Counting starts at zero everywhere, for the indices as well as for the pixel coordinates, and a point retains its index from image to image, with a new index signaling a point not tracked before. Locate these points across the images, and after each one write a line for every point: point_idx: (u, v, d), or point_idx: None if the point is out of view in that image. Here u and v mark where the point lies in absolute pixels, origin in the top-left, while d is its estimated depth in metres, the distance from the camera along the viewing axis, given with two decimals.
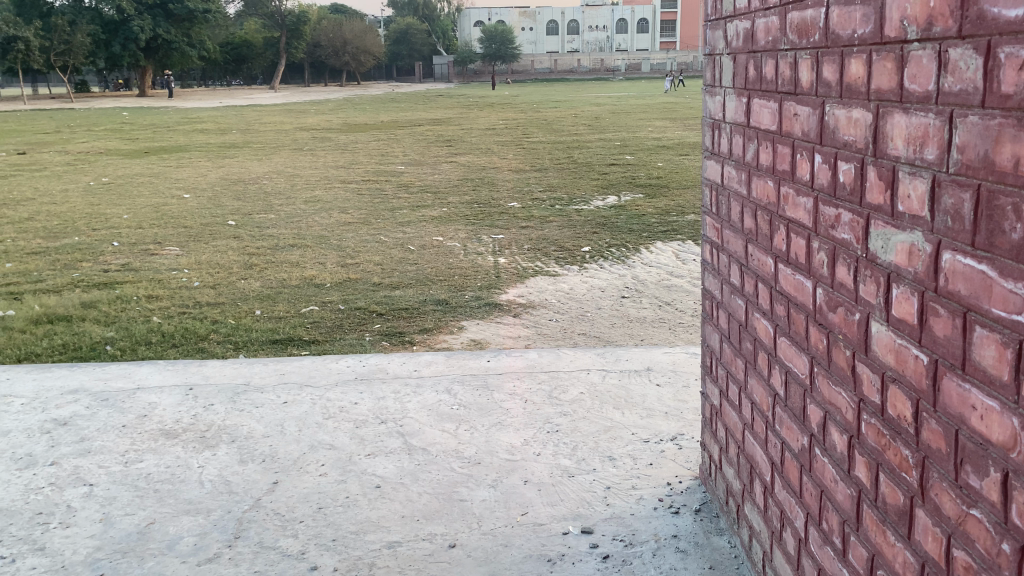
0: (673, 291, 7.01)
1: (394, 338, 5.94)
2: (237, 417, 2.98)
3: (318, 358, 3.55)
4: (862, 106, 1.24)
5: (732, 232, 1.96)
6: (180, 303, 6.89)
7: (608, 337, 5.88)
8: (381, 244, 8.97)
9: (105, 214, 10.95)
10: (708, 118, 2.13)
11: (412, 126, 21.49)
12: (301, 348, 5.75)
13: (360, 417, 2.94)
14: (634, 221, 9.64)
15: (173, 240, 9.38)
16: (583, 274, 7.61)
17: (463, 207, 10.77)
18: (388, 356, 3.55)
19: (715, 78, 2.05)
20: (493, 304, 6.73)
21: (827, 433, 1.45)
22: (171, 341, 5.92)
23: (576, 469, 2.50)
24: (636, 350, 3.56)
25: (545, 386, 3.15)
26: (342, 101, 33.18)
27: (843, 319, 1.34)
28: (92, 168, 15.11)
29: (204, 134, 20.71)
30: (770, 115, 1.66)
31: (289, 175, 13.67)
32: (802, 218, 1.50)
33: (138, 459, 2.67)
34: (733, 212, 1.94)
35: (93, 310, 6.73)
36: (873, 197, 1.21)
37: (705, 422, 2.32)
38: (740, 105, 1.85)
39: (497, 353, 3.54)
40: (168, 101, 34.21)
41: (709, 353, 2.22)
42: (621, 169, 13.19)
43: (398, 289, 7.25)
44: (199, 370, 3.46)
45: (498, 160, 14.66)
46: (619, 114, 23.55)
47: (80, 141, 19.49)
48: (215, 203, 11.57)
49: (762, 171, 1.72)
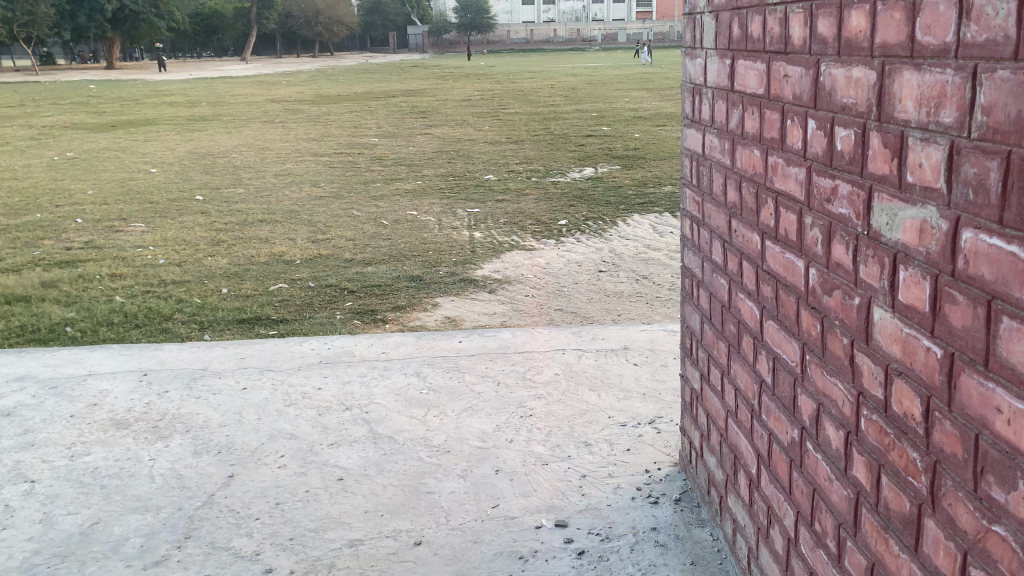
0: (651, 264, 6.89)
1: (366, 317, 5.78)
2: (193, 406, 2.82)
3: (281, 340, 3.39)
4: (865, 64, 1.09)
5: (714, 206, 1.82)
6: (144, 282, 6.67)
7: (586, 313, 5.76)
8: (353, 219, 8.75)
9: (69, 189, 10.64)
10: (687, 82, 1.98)
11: (387, 98, 21.14)
12: (269, 327, 5.57)
13: (323, 404, 2.79)
14: (611, 193, 9.50)
15: (139, 216, 9.11)
16: (560, 248, 7.47)
17: (438, 180, 10.57)
18: (354, 337, 3.39)
19: (694, 39, 1.90)
20: (468, 280, 6.57)
21: (820, 427, 1.32)
22: (134, 322, 5.71)
23: (550, 457, 2.37)
24: (613, 327, 3.43)
25: (519, 367, 3.02)
26: (315, 73, 32.62)
27: (841, 303, 1.21)
28: (56, 142, 14.69)
29: (172, 107, 20.24)
30: (756, 78, 1.51)
31: (259, 148, 13.36)
32: (793, 191, 1.35)
33: (84, 452, 2.51)
34: (715, 184, 1.80)
35: (53, 290, 6.49)
36: (877, 168, 1.07)
37: (684, 405, 2.19)
38: (722, 67, 1.70)
39: (469, 333, 3.40)
40: (136, 73, 33.40)
41: (688, 334, 2.09)
42: (598, 140, 13.03)
43: (370, 265, 7.07)
44: (155, 354, 3.29)
45: (473, 132, 14.42)
46: (595, 85, 23.32)
47: (45, 114, 18.96)
48: (183, 177, 11.29)
49: (748, 140, 1.58)
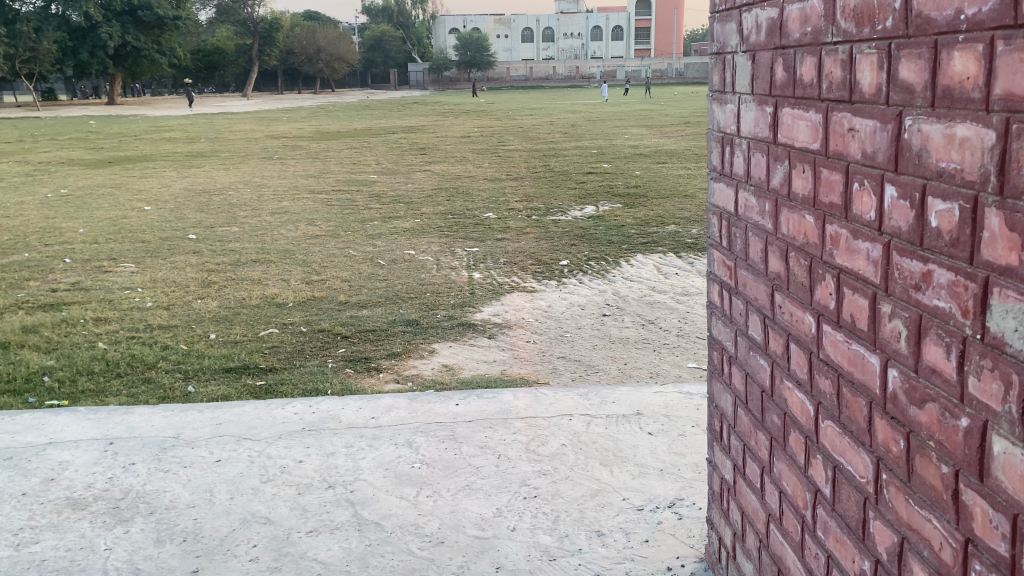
0: (656, 308, 6.64)
1: (359, 364, 5.50)
2: (161, 481, 2.54)
3: (262, 403, 3.12)
4: (975, 121, 0.85)
5: (751, 275, 1.57)
6: (130, 327, 6.41)
7: (589, 361, 5.49)
8: (349, 259, 8.51)
9: (59, 227, 10.41)
10: (715, 130, 1.74)
11: (386, 134, 21.02)
12: (257, 377, 5.29)
13: (304, 481, 2.51)
14: (613, 232, 9.29)
15: (129, 256, 8.86)
16: (561, 290, 7.22)
17: (437, 218, 10.35)
18: (342, 400, 3.13)
19: (725, 83, 1.66)
20: (467, 325, 6.31)
21: (904, 568, 1.06)
22: (115, 370, 5.44)
23: (558, 550, 2.11)
24: (622, 388, 3.17)
25: (522, 437, 2.74)
26: (315, 109, 32.65)
27: (935, 419, 0.95)
28: (51, 178, 14.50)
29: (171, 143, 20.12)
30: (808, 129, 1.27)
31: (256, 186, 13.17)
32: (863, 270, 1.10)
33: (33, 541, 2.23)
34: (752, 248, 1.55)
35: (34, 335, 6.22)
36: (996, 256, 0.83)
37: (712, 492, 1.93)
38: (762, 115, 1.46)
39: (467, 395, 3.13)
40: (137, 108, 33.37)
41: (718, 416, 1.84)
42: (599, 177, 12.86)
43: (365, 308, 6.81)
44: (123, 419, 3.01)
45: (473, 169, 14.26)
46: (595, 121, 23.28)
47: (42, 150, 18.83)
48: (177, 215, 11.07)
49: (797, 202, 1.33)
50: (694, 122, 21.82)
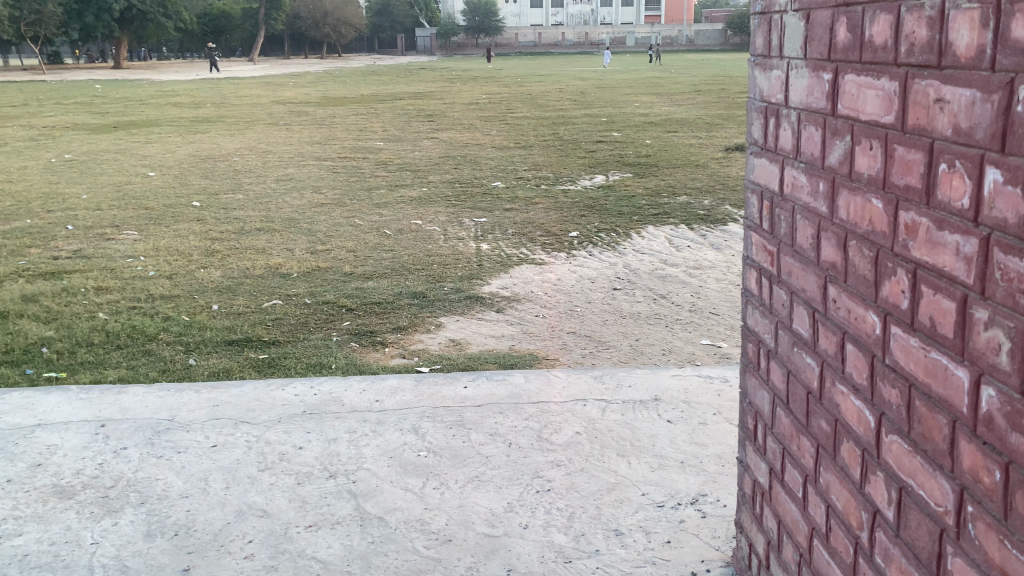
0: (669, 282, 6.46)
1: (364, 338, 5.35)
2: (153, 469, 2.40)
3: (261, 383, 2.98)
4: None
5: (799, 263, 1.40)
6: (131, 296, 6.27)
7: (600, 337, 5.33)
8: (355, 228, 8.34)
9: (62, 193, 10.26)
10: (757, 99, 1.56)
11: (393, 101, 20.72)
12: (260, 350, 5.15)
13: (303, 469, 2.38)
14: (624, 202, 9.08)
15: (132, 223, 8.70)
16: (571, 263, 7.04)
17: (444, 187, 10.15)
18: (345, 381, 2.98)
19: (770, 45, 1.48)
20: (474, 298, 6.15)
21: None
22: (115, 342, 5.30)
23: (574, 551, 1.97)
24: (639, 371, 3.01)
25: (534, 424, 2.59)
26: (322, 74, 32.29)
27: None
28: (55, 143, 14.32)
29: (176, 108, 19.91)
30: (878, 100, 1.09)
31: (261, 152, 12.98)
32: (950, 268, 0.94)
33: (15, 533, 2.10)
34: (801, 233, 1.38)
35: (33, 304, 6.08)
36: None
37: (743, 494, 1.78)
38: (816, 83, 1.29)
39: (475, 377, 2.98)
40: (143, 72, 33.05)
41: (752, 414, 1.68)
42: (609, 146, 12.63)
43: (370, 280, 6.65)
44: (116, 400, 2.87)
45: (481, 136, 14.04)
46: (605, 88, 22.93)
47: (47, 114, 18.64)
48: (181, 181, 10.90)
49: (860, 183, 1.16)
50: (706, 90, 21.43)
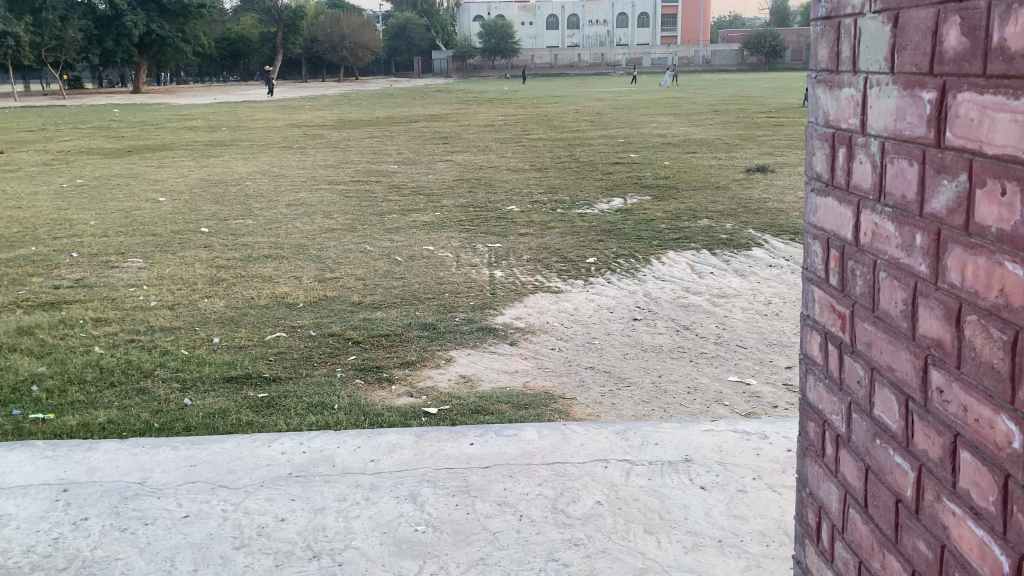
0: (691, 311, 6.13)
1: (370, 375, 5.05)
2: (114, 545, 2.11)
3: (247, 439, 2.70)
4: None
5: (883, 334, 1.09)
6: (131, 329, 6.02)
7: (621, 372, 5.00)
8: (365, 255, 8.08)
9: (71, 219, 10.06)
10: (820, 124, 1.27)
11: (408, 123, 20.52)
12: (260, 389, 4.85)
13: (283, 548, 2.08)
14: (643, 226, 8.78)
15: (138, 251, 8.48)
16: (588, 291, 6.74)
17: (459, 211, 9.89)
18: (338, 436, 2.69)
19: (837, 59, 1.19)
20: (487, 329, 5.86)
21: None
22: (108, 379, 5.03)
23: None
24: (665, 425, 2.70)
25: (548, 491, 2.29)
26: (339, 97, 32.19)
27: None
28: (68, 168, 14.19)
29: (192, 132, 19.81)
30: (1016, 127, 0.80)
31: (274, 176, 12.78)
32: None
33: None
34: (885, 296, 1.08)
35: (27, 338, 5.83)
36: None
37: None
38: (908, 102, 0.99)
39: (483, 432, 2.68)
40: (161, 97, 33.11)
41: (815, 508, 1.37)
42: (626, 168, 12.35)
43: (379, 310, 6.36)
44: (84, 459, 2.58)
45: (496, 159, 13.81)
46: (621, 109, 22.71)
47: (64, 139, 18.58)
48: (191, 207, 10.68)
49: (982, 241, 0.86)
50: (723, 110, 21.18)
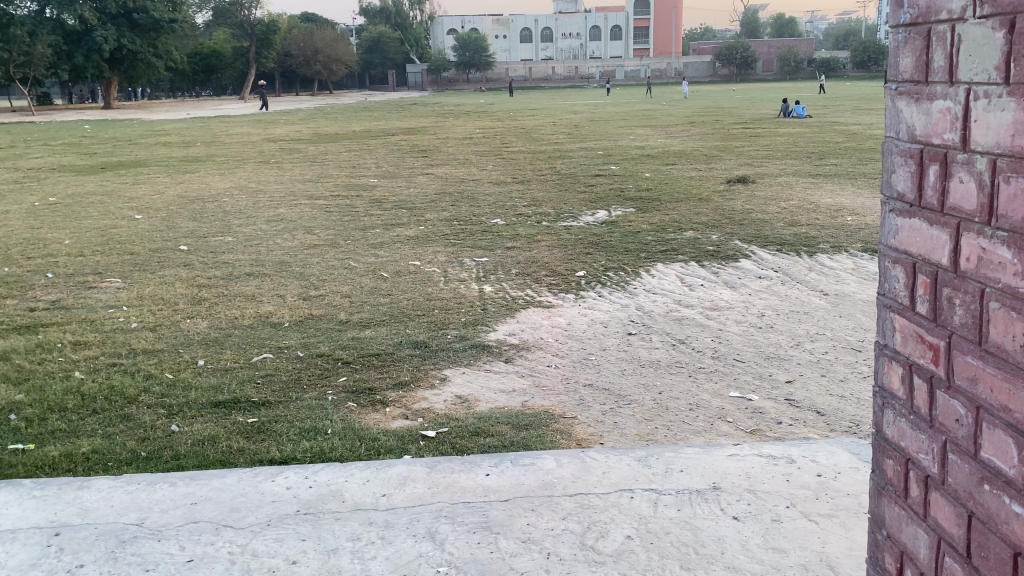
0: (686, 325, 6.05)
1: (362, 397, 4.90)
2: None
3: (249, 473, 2.56)
4: None
5: (995, 370, 0.99)
6: (112, 353, 5.81)
7: (620, 390, 4.88)
8: (350, 271, 7.92)
9: (45, 239, 9.81)
10: (902, 138, 1.17)
11: (385, 137, 20.35)
12: (249, 413, 4.68)
13: None
14: (630, 239, 8.70)
15: (115, 270, 8.26)
16: (580, 305, 6.63)
17: (443, 225, 9.76)
18: (345, 469, 2.56)
19: (928, 66, 1.10)
20: (480, 347, 5.73)
21: None
22: (90, 406, 4.82)
23: None
24: (688, 451, 2.59)
25: (574, 526, 2.17)
26: (313, 111, 31.98)
27: None
28: (41, 186, 13.89)
29: (166, 147, 19.54)
30: None
31: (252, 192, 12.58)
32: None
33: None
34: (998, 329, 0.98)
35: (3, 364, 5.62)
36: None
37: None
38: None
39: (498, 462, 2.56)
40: (133, 113, 32.67)
41: (896, 553, 1.28)
42: (609, 180, 12.30)
43: (367, 328, 6.21)
44: (76, 499, 2.42)
45: (477, 172, 13.70)
46: (598, 121, 22.74)
47: (35, 156, 18.22)
48: (168, 224, 10.46)
49: None
50: (699, 121, 21.29)
